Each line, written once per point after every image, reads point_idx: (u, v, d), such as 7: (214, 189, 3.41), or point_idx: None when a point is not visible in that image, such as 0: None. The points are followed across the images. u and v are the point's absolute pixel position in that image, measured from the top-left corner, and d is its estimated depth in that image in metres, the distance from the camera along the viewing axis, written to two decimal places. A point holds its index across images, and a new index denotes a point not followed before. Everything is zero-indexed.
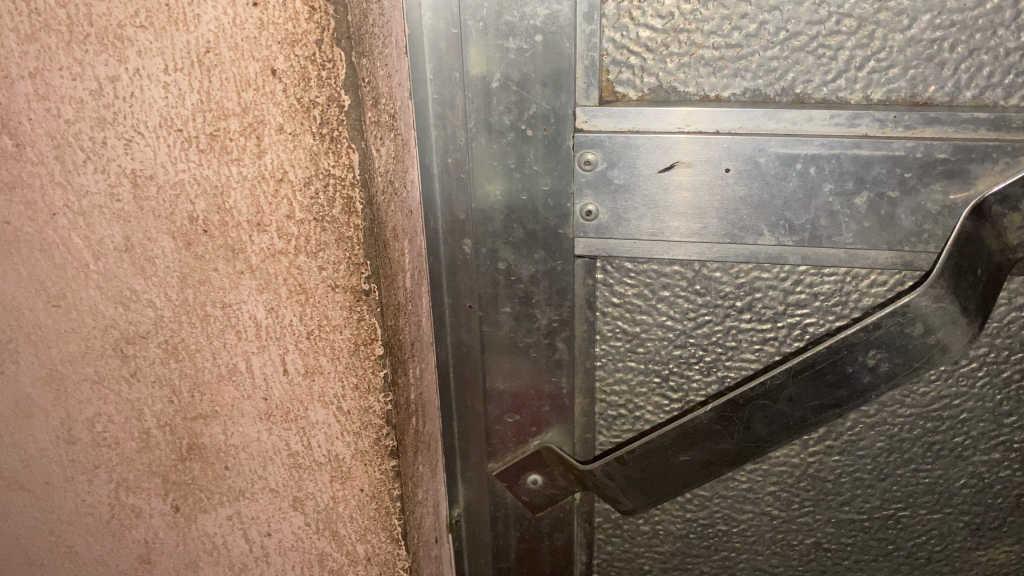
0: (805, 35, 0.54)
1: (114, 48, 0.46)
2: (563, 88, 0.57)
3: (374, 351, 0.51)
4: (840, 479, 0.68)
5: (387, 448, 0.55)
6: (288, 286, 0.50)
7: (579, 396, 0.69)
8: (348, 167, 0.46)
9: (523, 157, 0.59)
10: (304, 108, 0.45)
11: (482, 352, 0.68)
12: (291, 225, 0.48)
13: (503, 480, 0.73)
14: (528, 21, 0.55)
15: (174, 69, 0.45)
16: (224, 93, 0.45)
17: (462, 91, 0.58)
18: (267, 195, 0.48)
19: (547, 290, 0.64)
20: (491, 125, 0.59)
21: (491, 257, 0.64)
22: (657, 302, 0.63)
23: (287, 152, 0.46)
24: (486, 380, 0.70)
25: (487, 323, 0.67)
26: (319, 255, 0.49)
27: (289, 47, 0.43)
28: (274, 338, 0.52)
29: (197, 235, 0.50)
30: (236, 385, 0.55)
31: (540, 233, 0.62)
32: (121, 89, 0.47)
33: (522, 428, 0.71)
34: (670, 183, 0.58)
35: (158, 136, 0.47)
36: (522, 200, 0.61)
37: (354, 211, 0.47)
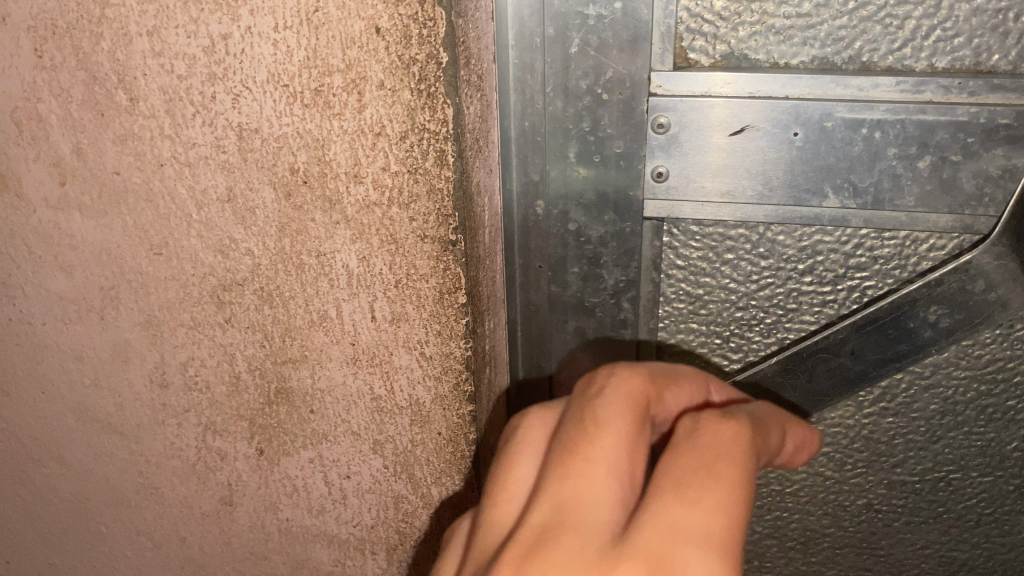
0: (873, 5, 0.56)
1: (228, 7, 0.48)
2: (639, 53, 0.59)
3: (458, 300, 0.54)
4: (894, 440, 0.71)
5: (465, 393, 0.57)
6: (381, 236, 0.53)
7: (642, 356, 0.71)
8: (442, 122, 0.48)
9: (597, 121, 0.62)
10: (405, 65, 0.47)
11: (549, 311, 0.71)
12: (386, 176, 0.51)
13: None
14: None
15: (284, 26, 0.48)
16: (330, 50, 0.48)
17: (542, 57, 0.60)
18: (366, 148, 0.50)
19: (615, 251, 0.67)
20: (569, 90, 0.61)
21: (562, 218, 0.66)
22: (721, 265, 0.66)
23: (386, 107, 0.48)
24: (552, 339, 0.73)
25: (556, 283, 0.70)
26: (411, 207, 0.51)
27: (393, 6, 0.46)
28: (364, 286, 0.55)
29: (297, 186, 0.53)
30: (326, 330, 0.58)
31: (612, 195, 0.65)
32: (233, 46, 0.50)
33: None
34: (738, 147, 0.61)
35: (265, 91, 0.50)
36: (595, 162, 0.64)
37: (447, 163, 0.50)
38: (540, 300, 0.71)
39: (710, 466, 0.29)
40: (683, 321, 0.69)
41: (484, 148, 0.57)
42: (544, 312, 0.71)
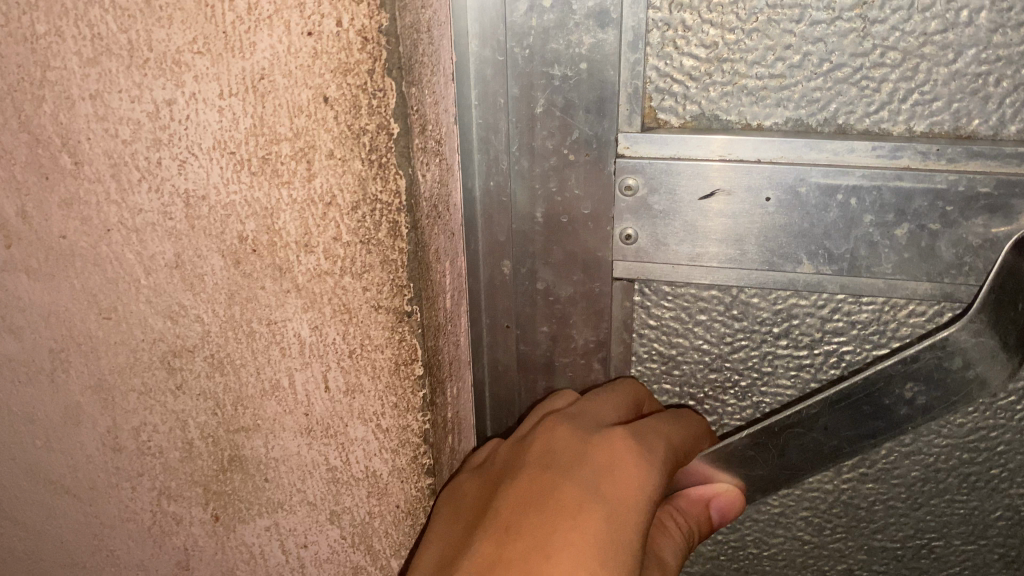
0: (848, 67, 0.54)
1: (171, 73, 0.46)
2: (606, 114, 0.57)
3: (414, 371, 0.52)
4: (874, 506, 0.68)
5: (423, 467, 0.55)
6: (333, 306, 0.51)
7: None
8: (394, 194, 0.47)
9: (564, 181, 0.60)
10: (355, 134, 0.45)
11: (520, 374, 0.70)
12: (337, 247, 0.49)
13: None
14: (573, 49, 0.56)
15: (229, 94, 0.46)
16: (276, 118, 0.46)
17: (508, 117, 0.59)
18: (316, 218, 0.48)
19: (585, 311, 0.65)
20: (535, 150, 0.60)
21: (530, 277, 0.65)
22: (693, 326, 0.64)
23: (335, 176, 0.47)
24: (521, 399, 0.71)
25: (524, 343, 0.68)
26: (364, 277, 0.49)
27: (341, 76, 0.44)
28: (317, 356, 0.53)
29: (246, 254, 0.51)
30: (278, 400, 0.56)
31: (581, 255, 0.63)
32: (177, 113, 0.48)
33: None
34: (707, 211, 0.58)
35: (212, 157, 0.48)
36: (563, 221, 0.62)
37: (400, 235, 0.48)
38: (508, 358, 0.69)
39: (639, 466, 0.53)
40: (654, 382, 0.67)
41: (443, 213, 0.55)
42: (513, 370, 0.70)
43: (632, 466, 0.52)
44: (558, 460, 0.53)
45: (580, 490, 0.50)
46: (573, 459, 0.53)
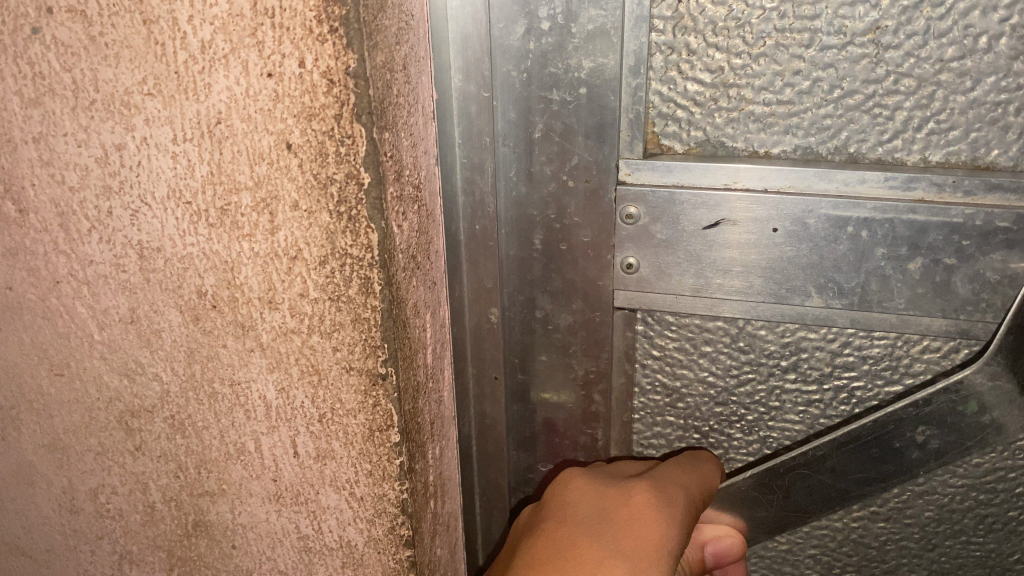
0: (860, 93, 0.52)
1: (121, 115, 0.46)
2: (606, 140, 0.55)
3: (388, 438, 0.49)
4: (885, 546, 0.66)
5: (401, 538, 0.52)
6: (300, 366, 0.49)
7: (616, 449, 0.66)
8: (365, 248, 0.44)
9: (563, 208, 0.58)
10: (322, 184, 0.43)
11: (519, 408, 0.67)
12: (304, 303, 0.47)
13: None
14: (573, 73, 0.54)
15: (184, 139, 0.45)
16: (235, 165, 0.44)
17: (505, 143, 0.57)
18: (281, 272, 0.46)
19: (585, 341, 0.63)
20: (533, 175, 0.57)
21: (529, 305, 0.62)
22: (698, 357, 0.62)
23: (300, 229, 0.45)
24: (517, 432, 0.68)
25: (522, 372, 0.65)
26: (334, 335, 0.47)
27: (305, 120, 0.42)
28: (284, 420, 0.51)
29: (205, 310, 0.50)
30: (244, 464, 0.54)
31: (580, 284, 0.60)
32: (127, 158, 0.47)
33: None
34: (714, 240, 0.56)
35: (166, 207, 0.47)
36: (562, 248, 0.59)
37: (372, 292, 0.45)
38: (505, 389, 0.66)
39: (668, 522, 0.50)
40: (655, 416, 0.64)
41: (422, 263, 0.51)
42: (510, 402, 0.67)
43: (656, 515, 0.51)
44: (584, 517, 0.52)
45: (604, 546, 0.49)
46: (594, 517, 0.52)
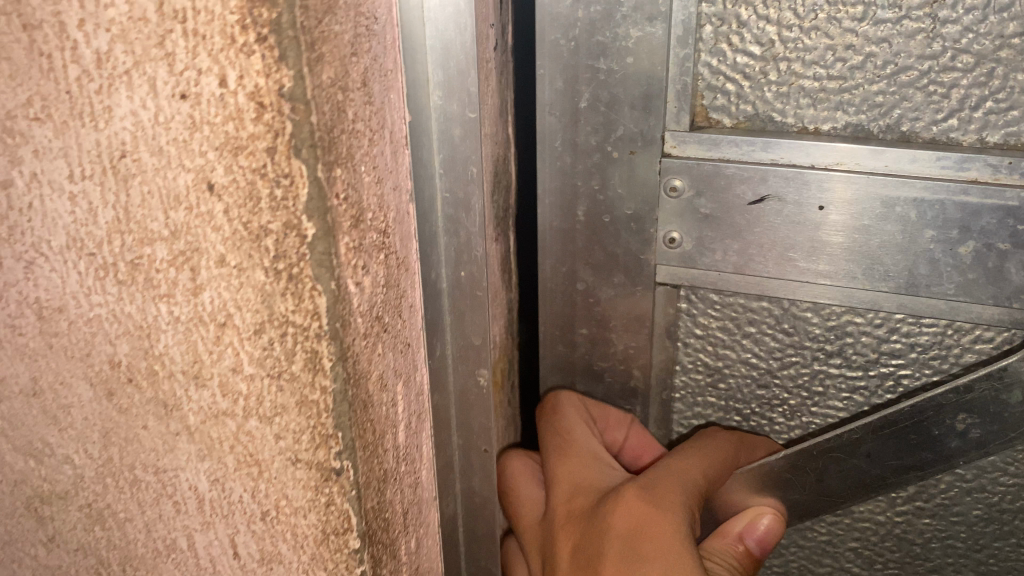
0: (915, 70, 0.50)
1: (7, 145, 0.41)
2: (652, 111, 0.54)
3: (346, 543, 0.42)
4: (930, 543, 0.64)
5: None
6: (239, 455, 0.43)
7: (654, 427, 0.66)
8: (312, 314, 0.37)
9: (607, 179, 0.58)
10: (253, 235, 0.36)
11: (560, 379, 0.67)
12: (238, 379, 0.40)
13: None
14: (620, 43, 0.53)
15: (81, 176, 0.39)
16: (147, 210, 0.38)
17: (550, 112, 0.57)
18: (209, 341, 0.40)
19: (625, 316, 0.62)
20: (579, 145, 0.57)
21: (571, 277, 0.62)
22: (741, 338, 0.60)
23: (229, 289, 0.38)
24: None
25: (564, 343, 0.65)
26: (276, 422, 0.41)
27: (230, 154, 0.34)
28: (221, 516, 0.46)
29: (120, 384, 0.45)
30: (177, 562, 0.51)
31: (623, 257, 0.60)
32: (18, 198, 0.42)
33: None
34: (759, 216, 0.55)
35: (66, 258, 0.43)
36: (605, 221, 0.59)
37: (321, 369, 0.38)
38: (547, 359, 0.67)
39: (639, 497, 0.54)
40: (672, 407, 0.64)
41: (394, 313, 0.44)
42: (551, 373, 0.67)
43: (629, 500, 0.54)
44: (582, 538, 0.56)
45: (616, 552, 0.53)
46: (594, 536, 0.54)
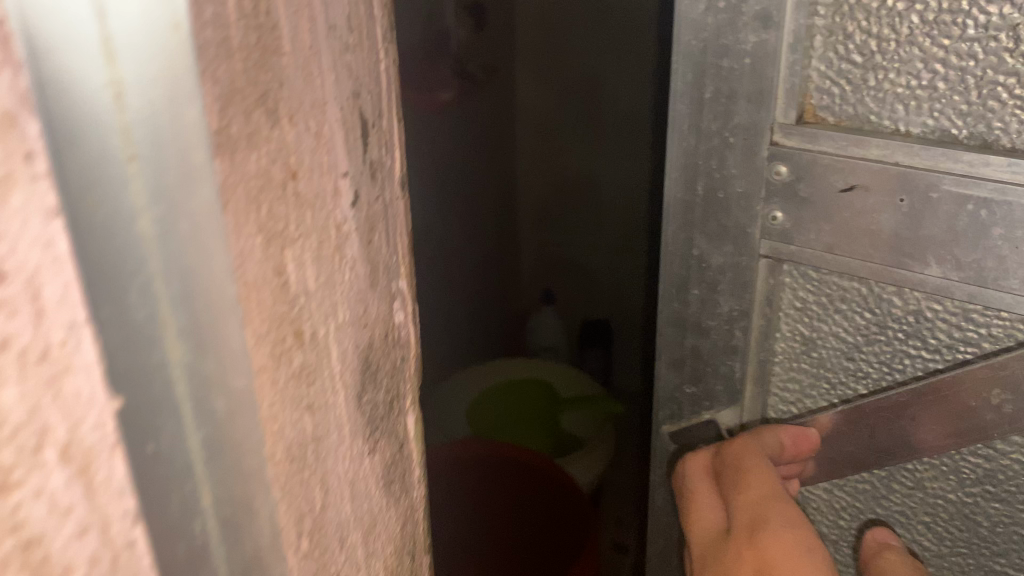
0: (997, 83, 0.57)
1: None
2: (764, 105, 0.64)
3: None
4: (998, 528, 0.69)
5: None
6: None
7: (749, 385, 0.76)
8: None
9: (723, 160, 0.67)
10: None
11: (672, 332, 0.77)
12: None
13: (677, 442, 0.82)
14: (741, 46, 0.63)
15: None
16: None
17: (680, 101, 0.67)
18: None
19: (732, 281, 0.71)
20: (702, 129, 0.67)
21: (688, 243, 0.72)
22: (833, 312, 0.69)
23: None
24: (668, 352, 0.78)
25: (677, 300, 0.75)
26: None
27: None
28: None
29: None
30: None
31: (732, 228, 0.69)
32: None
33: (697, 402, 0.79)
34: (849, 202, 0.63)
35: None
36: (719, 197, 0.69)
37: None
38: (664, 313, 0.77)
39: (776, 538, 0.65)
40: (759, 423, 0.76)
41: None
42: (665, 325, 0.77)
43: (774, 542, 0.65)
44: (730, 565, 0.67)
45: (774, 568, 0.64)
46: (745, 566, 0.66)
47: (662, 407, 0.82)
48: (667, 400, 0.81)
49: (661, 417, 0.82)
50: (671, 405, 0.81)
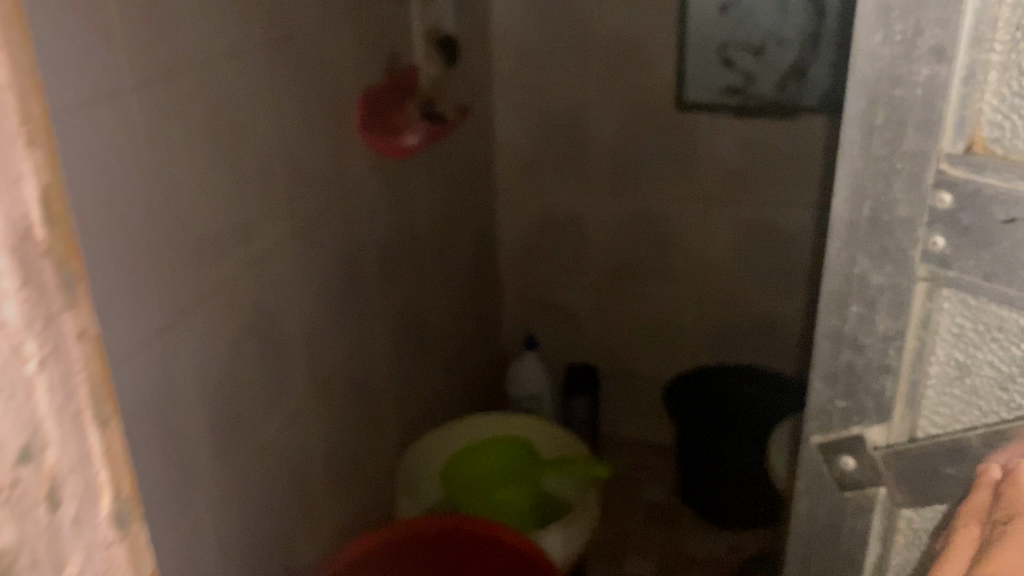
0: None
1: None
2: (931, 134, 0.85)
3: None
4: None
5: None
6: None
7: (897, 404, 1.01)
8: None
9: (889, 182, 0.90)
10: None
11: (828, 346, 1.02)
12: None
13: (824, 453, 1.09)
14: (914, 78, 0.84)
15: None
16: None
17: (852, 128, 0.90)
18: None
19: (889, 300, 0.95)
20: (872, 153, 0.90)
21: (852, 261, 0.96)
22: (991, 342, 0.93)
23: None
24: (824, 366, 1.04)
25: (837, 318, 1.00)
26: None
27: None
28: None
29: None
30: None
31: (893, 250, 0.92)
32: None
33: (847, 416, 1.05)
34: (999, 227, 0.83)
35: None
36: (884, 218, 0.91)
37: None
38: (822, 327, 1.02)
39: None
40: (935, 499, 1.01)
41: None
42: (823, 340, 1.02)
43: None
44: None
45: None
46: None
47: (814, 417, 1.08)
48: (820, 412, 1.07)
49: (813, 427, 1.09)
50: (821, 419, 1.07)
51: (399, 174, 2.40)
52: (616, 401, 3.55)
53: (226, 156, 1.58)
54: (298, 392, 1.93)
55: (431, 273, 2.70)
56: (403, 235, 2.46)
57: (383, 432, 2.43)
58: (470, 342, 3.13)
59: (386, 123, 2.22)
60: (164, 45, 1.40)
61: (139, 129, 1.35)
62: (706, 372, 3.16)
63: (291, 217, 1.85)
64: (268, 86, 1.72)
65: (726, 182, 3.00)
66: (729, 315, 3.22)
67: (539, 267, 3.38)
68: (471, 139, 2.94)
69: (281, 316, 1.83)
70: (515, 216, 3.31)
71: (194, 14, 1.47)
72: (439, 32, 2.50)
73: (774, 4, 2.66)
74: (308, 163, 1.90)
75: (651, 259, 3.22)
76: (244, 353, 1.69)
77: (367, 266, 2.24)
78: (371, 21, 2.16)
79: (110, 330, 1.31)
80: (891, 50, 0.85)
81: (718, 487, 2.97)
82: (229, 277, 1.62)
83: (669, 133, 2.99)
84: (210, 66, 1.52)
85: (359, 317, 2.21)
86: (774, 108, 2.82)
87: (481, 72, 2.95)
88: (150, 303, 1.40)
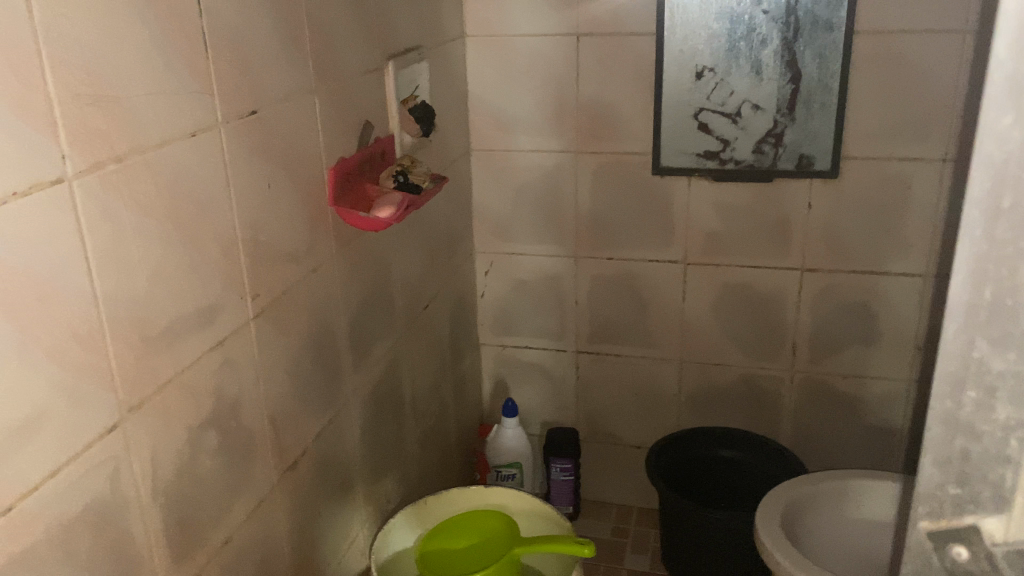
0: None
1: None
2: None
3: None
4: None
5: None
6: None
7: (1021, 496, 0.75)
8: None
9: (1017, 268, 0.67)
10: None
11: (940, 431, 0.75)
12: None
13: (933, 541, 0.81)
14: None
15: None
16: None
17: (977, 207, 0.66)
18: None
19: (1017, 386, 0.71)
20: (997, 237, 0.67)
21: (970, 343, 0.71)
22: None
23: None
24: (935, 451, 0.76)
25: (952, 400, 0.73)
26: None
27: None
28: None
29: None
30: None
31: (1019, 335, 0.69)
32: None
33: (960, 504, 0.78)
34: None
35: None
36: (1009, 302, 0.68)
37: None
38: (933, 412, 0.75)
39: None
40: None
41: None
42: (935, 425, 0.75)
43: None
44: None
45: None
46: None
47: (920, 502, 0.79)
48: (927, 495, 0.79)
49: (920, 513, 0.80)
50: (930, 505, 0.79)
51: (374, 245, 2.36)
52: (597, 468, 3.48)
53: (186, 244, 1.55)
54: (266, 476, 1.87)
55: (406, 342, 2.64)
56: (376, 306, 2.41)
57: (357, 506, 2.37)
58: (447, 409, 3.07)
59: (358, 197, 2.20)
60: (117, 135, 1.36)
61: (88, 222, 1.31)
62: (689, 436, 3.08)
63: (259, 297, 1.81)
64: (233, 167, 1.69)
65: (703, 245, 2.98)
66: (711, 379, 3.18)
67: (516, 330, 3.34)
68: (447, 205, 2.92)
69: (249, 398, 1.79)
70: (492, 279, 3.28)
71: (151, 103, 1.44)
72: (414, 102, 2.49)
73: (748, 71, 2.68)
74: (276, 241, 1.86)
75: (631, 322, 3.18)
76: (206, 444, 1.65)
77: (340, 340, 2.19)
78: (345, 94, 2.14)
79: (54, 433, 1.26)
80: (1020, 128, 0.63)
81: (699, 558, 2.91)
82: (188, 367, 1.57)
83: (644, 199, 2.98)
84: (167, 155, 1.49)
85: (330, 392, 2.16)
86: (749, 173, 2.82)
87: (456, 137, 2.93)
88: (98, 402, 1.35)
